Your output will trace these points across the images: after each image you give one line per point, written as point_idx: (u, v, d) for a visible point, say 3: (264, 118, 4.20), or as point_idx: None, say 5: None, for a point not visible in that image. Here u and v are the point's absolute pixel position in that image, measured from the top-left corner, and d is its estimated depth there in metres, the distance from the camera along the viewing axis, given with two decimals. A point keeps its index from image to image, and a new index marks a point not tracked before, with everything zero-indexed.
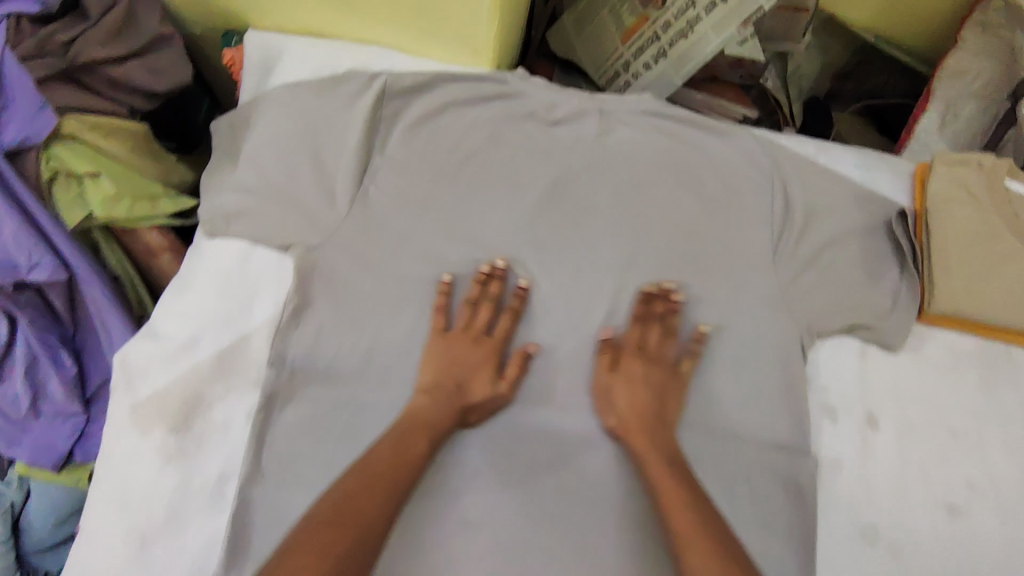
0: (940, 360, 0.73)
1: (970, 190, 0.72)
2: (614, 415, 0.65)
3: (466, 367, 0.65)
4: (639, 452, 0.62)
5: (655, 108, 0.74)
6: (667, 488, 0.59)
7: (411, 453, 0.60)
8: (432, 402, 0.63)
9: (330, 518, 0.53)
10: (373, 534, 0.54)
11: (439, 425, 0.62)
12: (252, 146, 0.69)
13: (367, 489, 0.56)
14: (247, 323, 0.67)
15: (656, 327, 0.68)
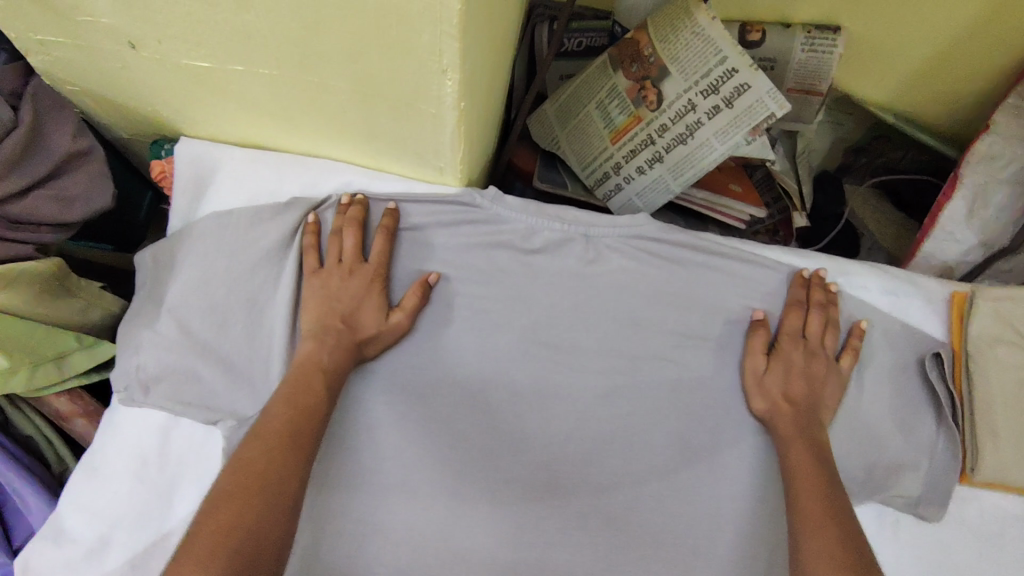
0: (984, 528, 0.61)
1: (1017, 327, 0.61)
2: (765, 399, 0.60)
3: (346, 298, 0.57)
4: (787, 438, 0.57)
5: (654, 233, 0.64)
6: (805, 470, 0.54)
7: (307, 399, 0.52)
8: (321, 347, 0.55)
9: (230, 489, 0.44)
10: (290, 498, 0.45)
11: (333, 369, 0.54)
12: (174, 294, 0.58)
13: (274, 442, 0.47)
14: (167, 516, 0.55)
15: (816, 314, 0.62)
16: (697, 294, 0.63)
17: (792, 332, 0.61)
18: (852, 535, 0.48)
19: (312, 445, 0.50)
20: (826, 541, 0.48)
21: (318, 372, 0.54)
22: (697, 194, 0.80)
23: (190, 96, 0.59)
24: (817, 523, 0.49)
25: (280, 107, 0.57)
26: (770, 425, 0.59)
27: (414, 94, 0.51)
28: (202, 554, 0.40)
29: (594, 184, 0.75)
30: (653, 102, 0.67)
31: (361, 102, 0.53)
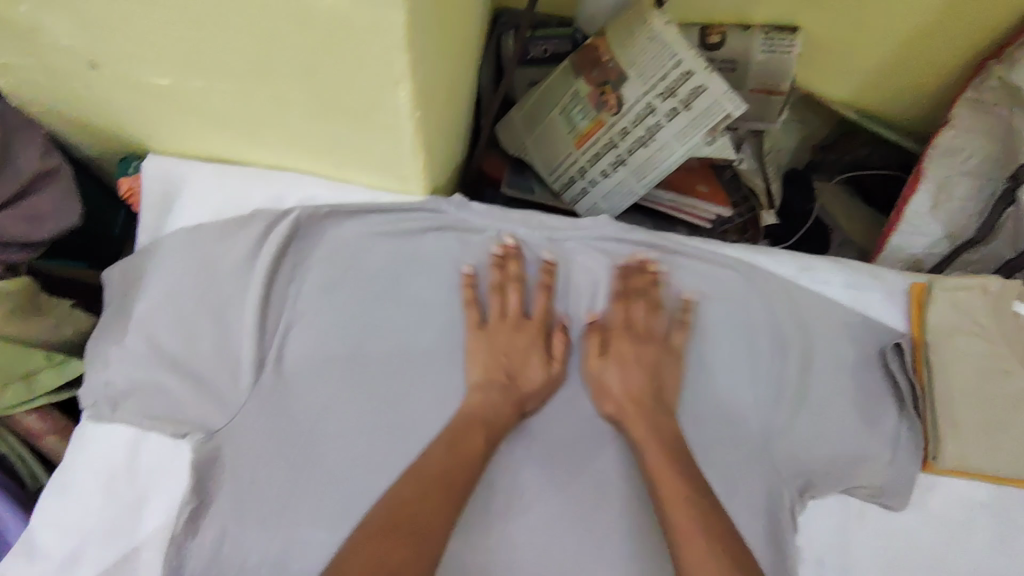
0: (948, 516, 0.62)
1: (975, 318, 0.62)
2: (610, 401, 0.61)
3: (519, 359, 0.61)
4: (638, 440, 0.59)
5: (616, 234, 0.66)
6: (665, 478, 0.55)
7: (465, 445, 0.56)
8: (485, 399, 0.59)
9: (377, 533, 0.49)
10: (435, 540, 0.50)
11: (496, 421, 0.58)
12: (142, 310, 0.59)
13: (429, 492, 0.53)
14: (137, 531, 0.55)
15: (639, 302, 0.63)
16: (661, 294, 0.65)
17: (621, 325, 0.63)
18: (732, 555, 0.51)
19: (463, 496, 0.54)
20: (704, 560, 0.50)
21: (481, 428, 0.58)
22: (665, 196, 0.82)
23: (154, 113, 0.60)
24: (690, 540, 0.51)
25: (244, 122, 0.58)
26: (619, 424, 0.61)
27: (370, 106, 0.51)
28: None
29: (561, 188, 0.76)
30: (613, 106, 0.69)
31: (320, 115, 0.54)
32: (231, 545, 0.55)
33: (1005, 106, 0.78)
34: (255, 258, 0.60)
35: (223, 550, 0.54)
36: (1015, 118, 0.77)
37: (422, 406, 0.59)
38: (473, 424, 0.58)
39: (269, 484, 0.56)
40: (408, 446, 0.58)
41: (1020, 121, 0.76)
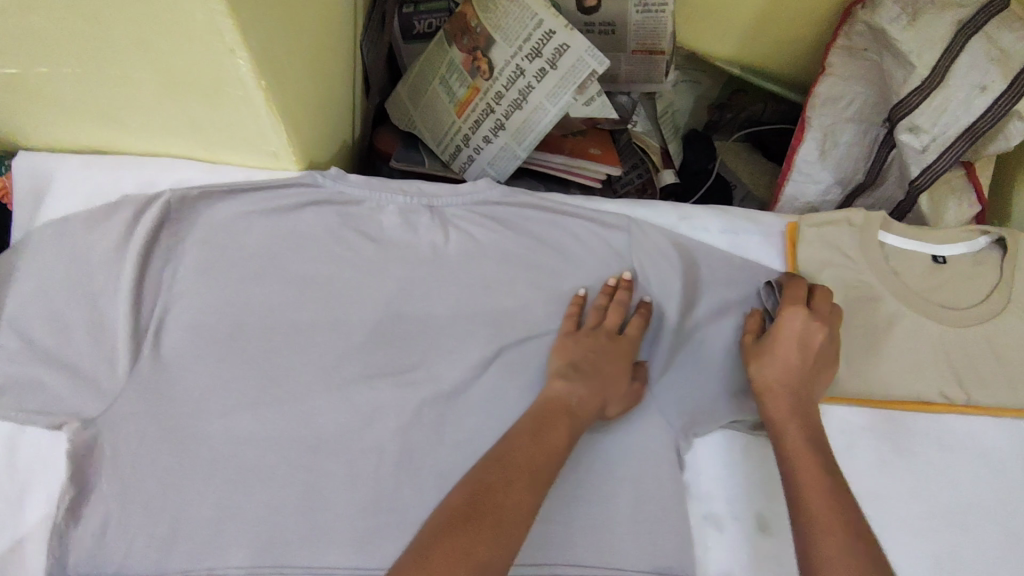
0: (832, 442, 0.63)
1: (844, 250, 0.65)
2: (774, 371, 0.58)
3: (608, 361, 0.58)
4: (779, 418, 0.56)
5: (497, 197, 0.66)
6: (804, 457, 0.53)
7: (541, 442, 0.50)
8: (588, 398, 0.55)
9: (459, 520, 0.43)
10: (518, 535, 0.44)
11: (578, 412, 0.54)
12: (13, 305, 0.58)
13: (517, 480, 0.46)
14: (19, 525, 0.54)
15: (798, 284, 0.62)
16: (540, 249, 0.65)
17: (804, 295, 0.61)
18: (864, 543, 0.46)
19: (542, 491, 0.47)
20: (840, 544, 0.46)
21: (575, 424, 0.54)
22: (556, 158, 0.83)
23: (11, 108, 0.59)
24: (828, 522, 0.48)
25: (101, 108, 0.58)
26: (764, 398, 0.58)
27: (216, 78, 0.52)
28: None
29: (450, 157, 0.77)
30: (485, 71, 0.71)
31: (172, 93, 0.55)
32: (115, 531, 0.54)
33: (876, 52, 0.81)
34: (125, 245, 0.59)
35: (107, 536, 0.54)
36: (886, 64, 0.80)
37: (305, 378, 0.59)
38: (555, 414, 0.53)
39: (152, 468, 0.55)
40: (292, 420, 0.58)
41: (890, 66, 0.80)
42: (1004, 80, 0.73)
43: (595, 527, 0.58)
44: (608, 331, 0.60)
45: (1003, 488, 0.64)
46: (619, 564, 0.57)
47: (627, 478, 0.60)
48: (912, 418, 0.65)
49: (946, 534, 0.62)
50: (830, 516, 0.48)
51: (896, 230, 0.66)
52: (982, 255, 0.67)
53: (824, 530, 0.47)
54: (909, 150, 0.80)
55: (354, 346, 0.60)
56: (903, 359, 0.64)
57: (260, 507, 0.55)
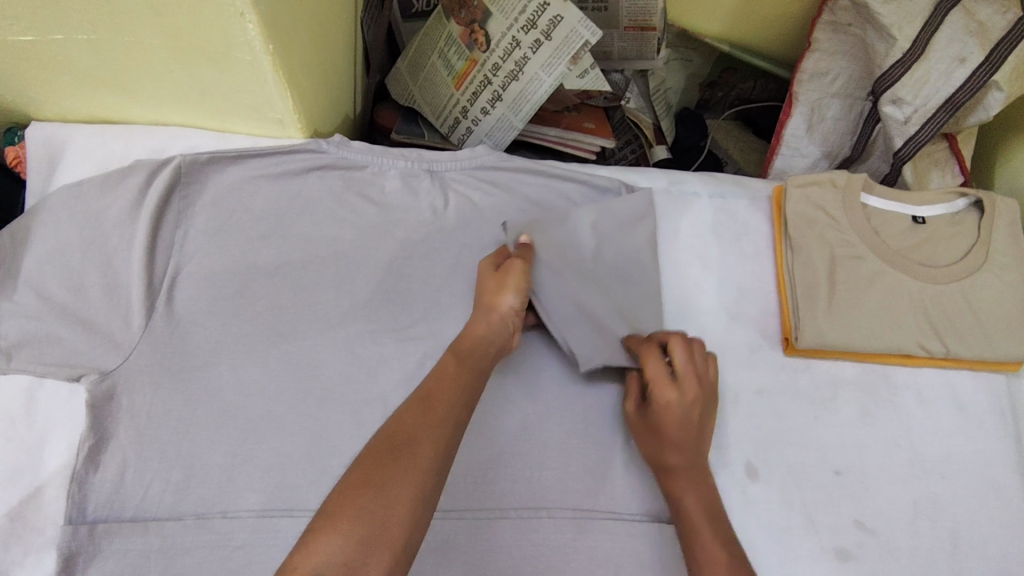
0: (815, 394, 0.67)
1: (828, 210, 0.68)
2: (657, 442, 0.57)
3: (493, 288, 0.58)
4: (679, 492, 0.56)
5: (493, 162, 0.69)
6: (698, 525, 0.53)
7: (443, 370, 0.49)
8: (484, 321, 0.56)
9: (376, 452, 0.42)
10: (428, 460, 0.42)
11: (459, 358, 0.51)
12: (31, 264, 0.60)
13: (425, 417, 0.44)
14: (39, 472, 0.57)
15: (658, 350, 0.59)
16: (536, 211, 0.68)
17: (660, 376, 0.58)
18: None
19: (455, 416, 0.46)
20: None
21: (471, 339, 0.54)
22: (550, 131, 0.86)
23: (26, 78, 0.61)
24: None
25: (112, 75, 0.61)
26: (657, 467, 0.58)
27: (226, 43, 0.55)
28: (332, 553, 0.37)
29: (449, 130, 0.80)
30: (482, 43, 0.73)
31: (181, 59, 0.57)
32: (131, 477, 0.56)
33: (859, 26, 0.84)
34: (138, 208, 0.62)
35: (124, 483, 0.56)
36: (868, 38, 0.83)
37: (311, 333, 0.62)
38: (460, 342, 0.53)
39: (167, 418, 0.58)
40: (300, 372, 0.60)
41: (872, 40, 0.82)
42: (981, 51, 0.76)
43: (592, 472, 0.61)
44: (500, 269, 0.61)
45: (976, 436, 0.67)
46: (614, 507, 0.60)
47: (621, 427, 0.62)
48: (895, 371, 0.69)
49: (924, 479, 0.65)
50: None
51: (878, 192, 0.69)
52: (960, 216, 0.70)
53: None
54: (893, 122, 0.82)
55: (359, 304, 0.63)
56: (890, 313, 0.66)
57: (271, 454, 0.58)
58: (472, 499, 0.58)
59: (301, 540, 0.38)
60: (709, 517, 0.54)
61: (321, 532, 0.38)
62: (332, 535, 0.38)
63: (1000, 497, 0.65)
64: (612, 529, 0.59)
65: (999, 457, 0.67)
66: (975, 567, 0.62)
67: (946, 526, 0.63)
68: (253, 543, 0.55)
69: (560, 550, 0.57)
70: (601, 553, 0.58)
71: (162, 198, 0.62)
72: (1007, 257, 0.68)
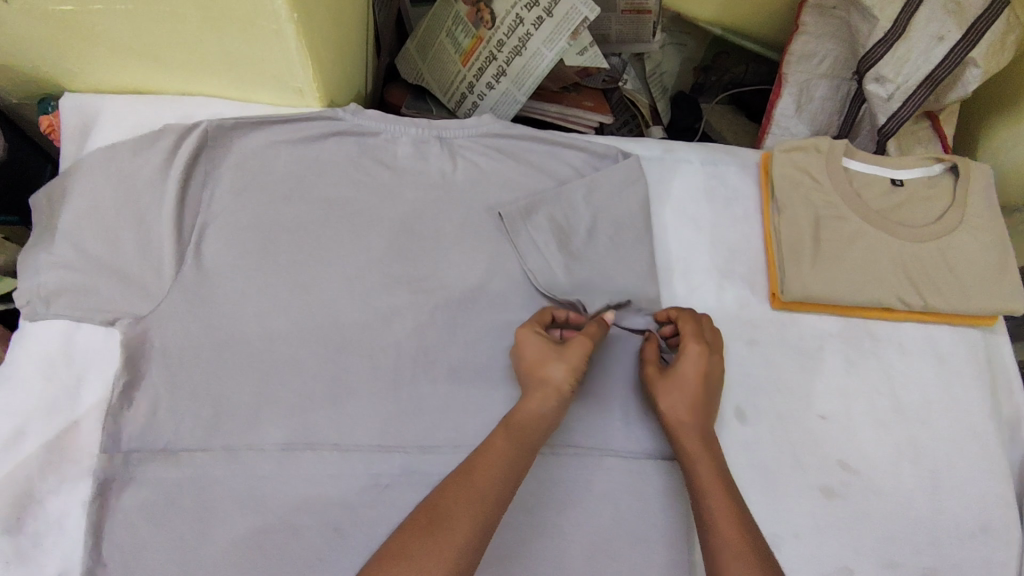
0: (802, 345, 0.71)
1: (812, 173, 0.73)
2: (674, 404, 0.59)
3: (548, 358, 0.57)
4: (691, 450, 0.57)
5: (498, 130, 0.73)
6: (712, 484, 0.54)
7: (491, 443, 0.53)
8: (542, 398, 0.56)
9: (416, 522, 0.48)
10: (462, 535, 0.47)
11: (513, 438, 0.54)
12: (68, 219, 0.64)
13: (462, 493, 0.49)
14: (76, 408, 0.62)
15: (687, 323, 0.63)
16: (539, 175, 0.73)
17: (697, 335, 0.62)
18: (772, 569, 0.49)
19: (495, 492, 0.50)
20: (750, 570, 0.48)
21: (523, 420, 0.55)
22: (551, 108, 0.91)
23: (63, 47, 0.66)
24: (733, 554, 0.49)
25: (145, 44, 0.65)
26: (671, 428, 0.59)
27: (253, 12, 0.59)
28: None
29: (456, 104, 0.85)
30: (488, 21, 0.78)
31: (210, 27, 0.62)
32: (163, 412, 0.61)
33: (844, 9, 0.88)
34: (168, 169, 0.66)
35: (156, 418, 0.60)
36: (853, 20, 0.87)
37: (328, 284, 0.66)
38: (512, 419, 0.55)
39: (196, 360, 0.62)
40: (319, 320, 0.65)
41: (856, 21, 0.87)
42: (959, 30, 0.80)
43: (594, 414, 0.65)
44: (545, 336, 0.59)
45: (955, 386, 0.71)
46: (615, 446, 0.64)
47: (619, 373, 0.67)
48: (877, 325, 0.73)
49: (904, 425, 0.69)
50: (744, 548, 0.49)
51: (859, 157, 0.74)
52: (936, 180, 0.75)
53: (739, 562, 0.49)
54: (876, 99, 0.87)
55: (374, 259, 0.67)
56: (871, 270, 0.70)
57: (292, 394, 0.62)
58: (480, 436, 0.63)
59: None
60: (719, 475, 0.55)
61: None
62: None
63: (977, 442, 0.69)
64: (612, 465, 0.63)
65: (978, 405, 0.71)
66: (951, 505, 0.66)
67: (926, 467, 0.67)
68: (278, 473, 0.59)
69: (563, 483, 0.62)
70: (601, 487, 0.62)
71: (191, 158, 0.66)
72: (981, 219, 0.72)
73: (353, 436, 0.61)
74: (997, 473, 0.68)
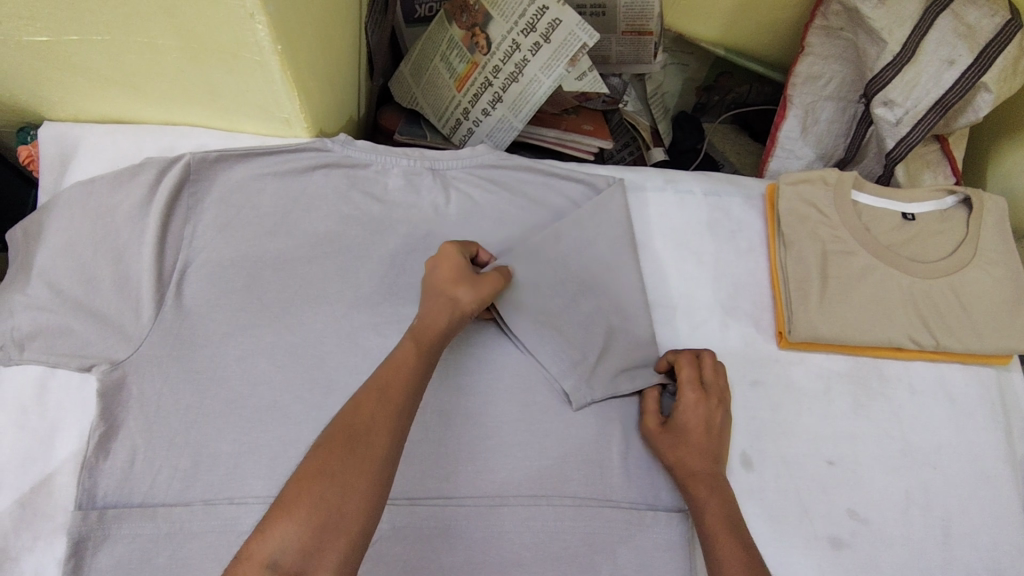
0: (809, 386, 0.68)
1: (819, 207, 0.70)
2: (679, 454, 0.59)
3: (456, 278, 0.57)
4: (699, 496, 0.57)
5: (494, 161, 0.71)
6: (720, 530, 0.54)
7: (401, 357, 0.51)
8: (441, 318, 0.55)
9: (329, 442, 0.44)
10: (381, 451, 0.45)
11: (422, 357, 0.52)
12: (43, 257, 0.61)
13: (378, 407, 0.47)
14: (50, 459, 0.59)
15: (687, 367, 0.62)
16: (537, 208, 0.70)
17: (694, 380, 0.61)
18: None
19: (408, 403, 0.49)
20: None
21: (429, 336, 0.54)
22: (549, 133, 0.88)
23: (39, 78, 0.63)
24: None
25: (126, 75, 0.62)
26: (678, 475, 0.59)
27: (236, 43, 0.57)
28: (287, 533, 0.40)
29: (451, 131, 0.83)
30: (483, 46, 0.76)
31: (192, 58, 0.59)
32: (141, 463, 0.58)
33: (850, 31, 0.84)
34: (149, 205, 0.63)
35: (133, 470, 0.58)
36: (859, 41, 0.84)
37: (315, 325, 0.63)
38: (420, 334, 0.54)
39: (175, 407, 0.59)
40: (305, 363, 0.62)
41: (863, 44, 0.83)
42: (970, 54, 0.76)
43: (592, 463, 0.62)
44: (461, 260, 0.59)
45: (968, 426, 0.68)
46: (614, 496, 0.61)
47: (617, 419, 0.64)
48: (887, 363, 0.70)
49: (916, 470, 0.66)
50: None
51: (868, 189, 0.72)
52: (949, 213, 0.72)
53: None
54: (884, 123, 0.83)
55: (363, 298, 0.65)
56: (884, 306, 0.67)
57: (277, 443, 0.59)
58: (473, 488, 0.60)
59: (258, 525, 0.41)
60: (726, 524, 0.54)
61: (278, 519, 0.41)
62: (285, 525, 0.40)
63: (991, 487, 0.66)
64: (610, 516, 0.60)
65: (992, 448, 0.68)
66: (965, 555, 0.63)
67: (938, 515, 0.64)
68: None
69: (561, 536, 0.59)
70: (599, 540, 0.59)
71: (173, 192, 0.64)
72: (995, 253, 0.70)
73: None
74: (1012, 520, 0.65)
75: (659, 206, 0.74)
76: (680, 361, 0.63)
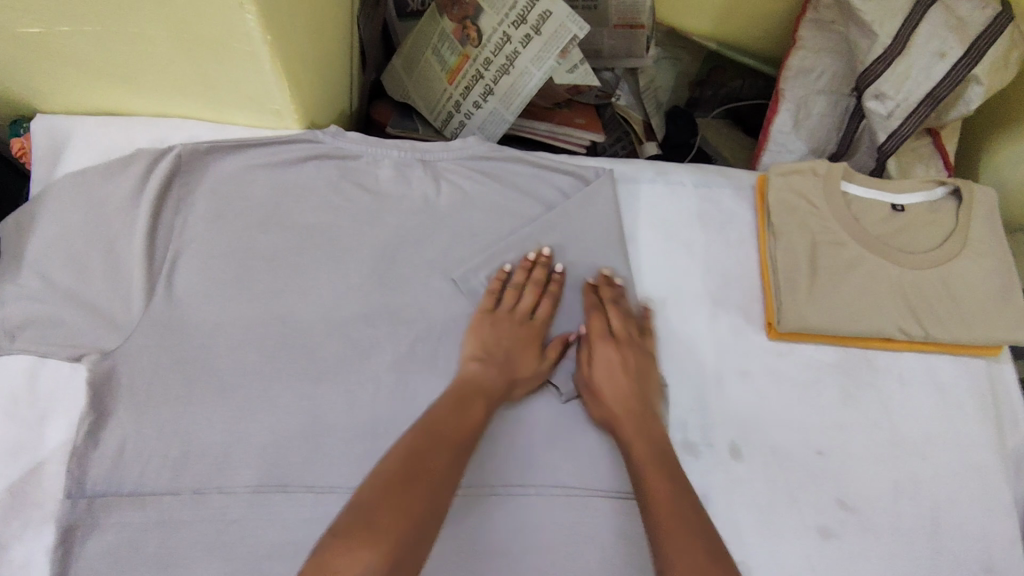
0: (799, 376, 0.68)
1: (808, 198, 0.71)
2: (603, 406, 0.61)
3: (519, 345, 0.63)
4: (626, 436, 0.58)
5: (484, 153, 0.71)
6: (645, 457, 0.56)
7: (472, 416, 0.56)
8: (490, 376, 0.60)
9: (399, 480, 0.48)
10: (442, 496, 0.49)
11: (490, 401, 0.59)
12: (33, 247, 0.61)
13: (443, 452, 0.52)
14: (40, 448, 0.59)
15: (615, 310, 0.65)
16: (527, 199, 0.70)
17: (622, 328, 0.64)
18: (705, 536, 0.50)
19: (462, 454, 0.53)
20: (682, 540, 0.49)
21: (486, 396, 0.59)
22: (541, 126, 0.88)
23: (29, 69, 0.63)
24: (673, 523, 0.50)
25: (115, 66, 0.63)
26: (608, 422, 0.61)
27: (224, 32, 0.57)
28: (374, 560, 0.42)
29: (443, 123, 0.83)
30: (474, 39, 0.76)
31: (181, 49, 0.59)
32: (131, 452, 0.58)
33: (841, 23, 0.85)
34: (139, 196, 0.63)
35: (122, 459, 0.58)
36: (851, 34, 0.84)
37: (305, 315, 0.63)
38: (471, 392, 0.59)
39: (166, 397, 0.59)
40: (295, 354, 0.62)
41: (854, 36, 0.83)
42: (961, 46, 0.76)
43: (581, 452, 0.62)
44: (517, 317, 0.64)
45: (958, 416, 0.69)
46: (602, 486, 0.61)
47: None
48: (876, 354, 0.70)
49: (905, 460, 0.66)
50: (674, 520, 0.50)
51: (857, 180, 0.72)
52: (938, 204, 0.73)
53: (674, 536, 0.49)
54: (875, 116, 0.83)
55: (353, 289, 0.65)
56: (873, 297, 0.68)
57: (266, 432, 0.60)
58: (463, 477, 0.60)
59: (323, 549, 0.43)
60: (656, 458, 0.56)
61: (363, 544, 0.43)
62: (371, 551, 0.43)
63: (979, 477, 0.66)
64: (600, 506, 0.60)
65: (981, 438, 0.68)
66: (953, 544, 0.63)
67: (926, 504, 0.65)
68: (247, 517, 0.57)
69: (549, 525, 0.59)
70: (585, 529, 0.59)
71: (163, 183, 0.64)
72: (983, 244, 0.70)
73: (327, 477, 0.59)
74: (1001, 510, 0.65)
75: (650, 198, 0.74)
76: (613, 306, 0.65)
